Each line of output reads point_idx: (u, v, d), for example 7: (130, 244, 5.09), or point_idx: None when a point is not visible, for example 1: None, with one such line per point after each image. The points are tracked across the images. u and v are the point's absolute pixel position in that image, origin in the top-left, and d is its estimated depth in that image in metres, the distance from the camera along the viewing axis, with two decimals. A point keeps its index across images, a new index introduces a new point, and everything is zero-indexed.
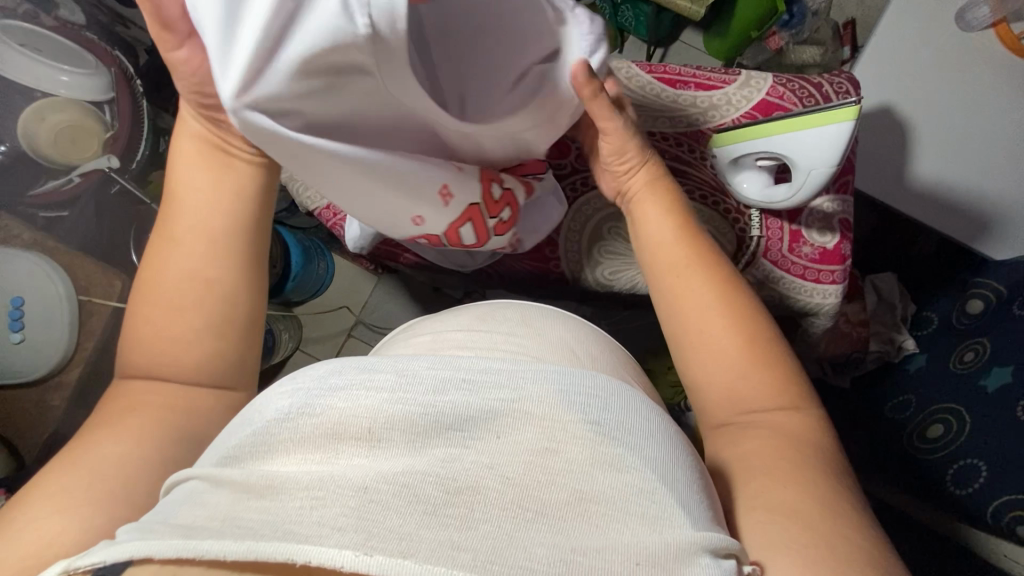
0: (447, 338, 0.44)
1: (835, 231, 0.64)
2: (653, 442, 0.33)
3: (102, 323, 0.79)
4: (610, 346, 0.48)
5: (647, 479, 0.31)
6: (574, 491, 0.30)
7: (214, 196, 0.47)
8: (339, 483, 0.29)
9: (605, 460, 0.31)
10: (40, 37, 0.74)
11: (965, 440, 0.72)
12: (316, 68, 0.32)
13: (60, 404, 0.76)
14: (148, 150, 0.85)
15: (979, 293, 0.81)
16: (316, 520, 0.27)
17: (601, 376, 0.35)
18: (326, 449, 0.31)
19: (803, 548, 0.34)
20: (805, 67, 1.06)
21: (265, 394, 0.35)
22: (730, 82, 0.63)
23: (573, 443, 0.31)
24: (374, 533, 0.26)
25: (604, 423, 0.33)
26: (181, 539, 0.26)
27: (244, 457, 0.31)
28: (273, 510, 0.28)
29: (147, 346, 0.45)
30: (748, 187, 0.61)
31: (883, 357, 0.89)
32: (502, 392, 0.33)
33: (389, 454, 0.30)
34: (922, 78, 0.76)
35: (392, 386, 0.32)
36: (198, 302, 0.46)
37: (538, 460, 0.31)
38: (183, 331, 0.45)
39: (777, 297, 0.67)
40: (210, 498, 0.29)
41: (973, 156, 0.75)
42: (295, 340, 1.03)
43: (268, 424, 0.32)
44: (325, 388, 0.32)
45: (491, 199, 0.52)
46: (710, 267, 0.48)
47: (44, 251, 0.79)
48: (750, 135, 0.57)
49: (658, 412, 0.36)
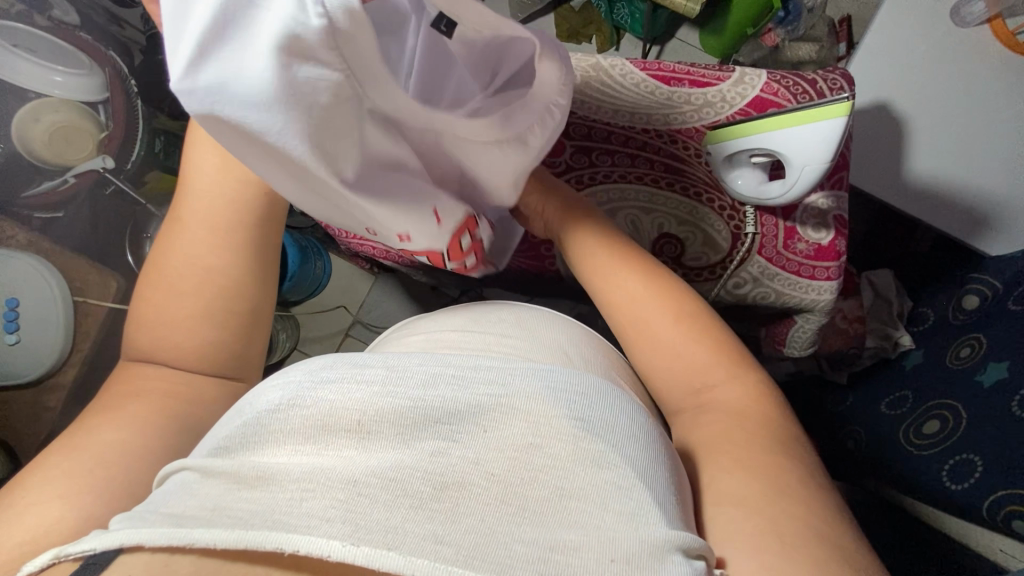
0: (439, 338, 0.44)
1: (831, 228, 0.63)
2: (639, 442, 0.33)
3: (98, 324, 0.79)
4: (600, 345, 0.49)
5: (630, 478, 0.31)
6: (557, 488, 0.30)
7: (223, 188, 0.46)
8: (327, 475, 0.29)
9: (588, 456, 0.31)
10: (34, 37, 0.74)
11: (961, 435, 0.72)
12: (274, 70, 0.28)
13: (56, 405, 0.76)
14: (143, 151, 0.83)
15: (977, 289, 0.81)
16: (304, 511, 0.27)
17: (590, 376, 0.35)
18: (313, 441, 0.31)
19: (775, 542, 0.34)
20: (801, 63, 1.06)
21: (256, 388, 0.35)
22: (724, 79, 0.61)
23: (559, 439, 0.31)
24: (360, 525, 0.26)
25: (592, 420, 0.33)
26: (171, 528, 0.27)
27: (235, 448, 0.31)
28: (261, 502, 0.28)
29: (147, 332, 0.45)
30: (742, 183, 0.61)
31: (879, 353, 0.89)
32: (491, 385, 0.33)
33: (377, 446, 0.30)
34: (916, 75, 0.76)
35: (383, 379, 0.32)
36: (199, 292, 0.46)
37: (522, 455, 0.31)
38: (183, 319, 0.45)
39: (773, 293, 0.69)
40: (202, 489, 0.30)
41: (967, 153, 0.75)
42: (292, 340, 1.03)
43: (258, 415, 0.32)
44: (317, 380, 0.32)
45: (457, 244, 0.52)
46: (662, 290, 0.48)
47: (40, 252, 0.80)
48: (743, 132, 0.57)
49: (646, 415, 0.36)
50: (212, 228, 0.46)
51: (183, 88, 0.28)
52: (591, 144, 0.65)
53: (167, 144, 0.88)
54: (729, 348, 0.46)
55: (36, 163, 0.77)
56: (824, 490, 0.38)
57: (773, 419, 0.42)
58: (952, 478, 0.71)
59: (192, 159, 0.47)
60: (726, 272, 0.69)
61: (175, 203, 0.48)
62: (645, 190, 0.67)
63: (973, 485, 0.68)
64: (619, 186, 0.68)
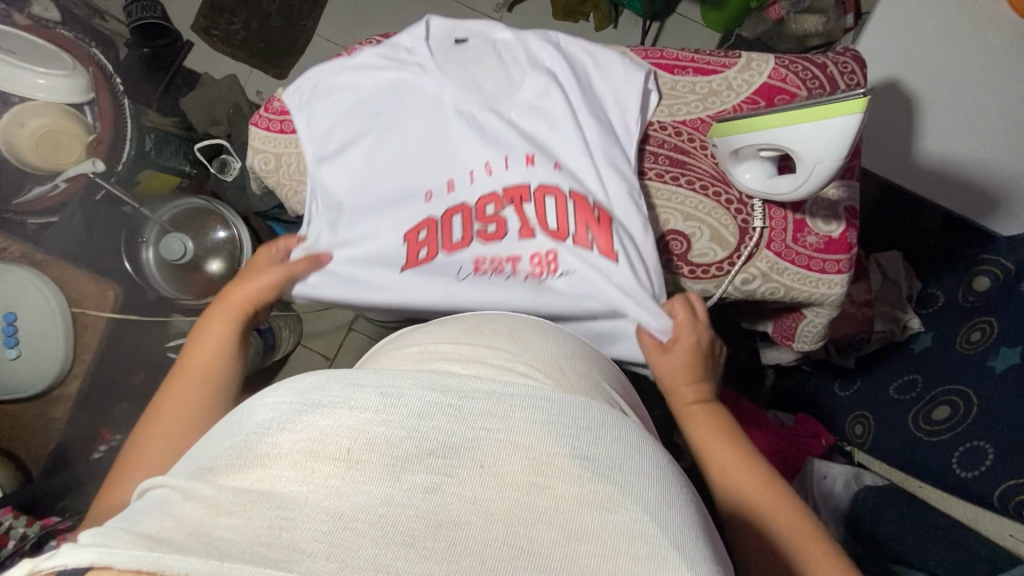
0: (433, 350, 0.43)
1: (841, 219, 0.62)
2: (648, 472, 0.31)
3: (97, 335, 0.76)
4: (596, 361, 0.48)
5: (641, 517, 0.28)
6: (563, 526, 0.27)
7: (227, 363, 0.55)
8: (312, 506, 0.26)
9: (594, 497, 0.28)
10: (19, 41, 0.74)
11: (973, 422, 0.73)
12: (399, 158, 0.63)
13: (62, 417, 0.74)
14: (133, 150, 0.83)
15: (986, 271, 0.81)
16: (288, 543, 0.25)
17: (595, 404, 0.33)
18: (302, 467, 0.28)
19: None
20: (806, 37, 1.01)
21: (247, 403, 0.33)
22: (729, 65, 0.65)
23: (562, 478, 0.29)
24: (348, 562, 0.24)
25: (593, 456, 0.30)
26: (145, 551, 0.25)
27: (219, 469, 0.29)
28: (243, 523, 0.26)
29: (135, 469, 0.47)
30: (751, 177, 0.58)
31: (888, 337, 0.87)
32: (488, 417, 0.30)
33: (365, 476, 0.28)
34: (924, 50, 0.73)
35: (376, 407, 0.30)
36: (193, 418, 0.50)
37: (522, 494, 0.28)
38: (163, 454, 0.47)
39: (781, 289, 0.64)
40: (182, 509, 0.27)
41: (979, 128, 0.73)
42: (295, 336, 1.06)
43: (249, 437, 0.30)
44: (310, 402, 0.31)
45: (482, 211, 0.60)
46: (786, 510, 0.47)
47: (35, 263, 0.76)
48: (756, 126, 0.53)
49: (649, 442, 0.34)
50: (213, 340, 0.55)
51: (366, 135, 0.64)
52: (762, 250, 0.63)
53: (158, 142, 0.89)
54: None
55: (27, 169, 0.77)
56: None
57: None
58: (962, 464, 0.73)
59: (213, 330, 0.56)
60: (733, 269, 0.64)
61: (185, 356, 0.54)
62: (754, 242, 0.63)
63: (984, 472, 0.70)
64: (752, 267, 0.63)
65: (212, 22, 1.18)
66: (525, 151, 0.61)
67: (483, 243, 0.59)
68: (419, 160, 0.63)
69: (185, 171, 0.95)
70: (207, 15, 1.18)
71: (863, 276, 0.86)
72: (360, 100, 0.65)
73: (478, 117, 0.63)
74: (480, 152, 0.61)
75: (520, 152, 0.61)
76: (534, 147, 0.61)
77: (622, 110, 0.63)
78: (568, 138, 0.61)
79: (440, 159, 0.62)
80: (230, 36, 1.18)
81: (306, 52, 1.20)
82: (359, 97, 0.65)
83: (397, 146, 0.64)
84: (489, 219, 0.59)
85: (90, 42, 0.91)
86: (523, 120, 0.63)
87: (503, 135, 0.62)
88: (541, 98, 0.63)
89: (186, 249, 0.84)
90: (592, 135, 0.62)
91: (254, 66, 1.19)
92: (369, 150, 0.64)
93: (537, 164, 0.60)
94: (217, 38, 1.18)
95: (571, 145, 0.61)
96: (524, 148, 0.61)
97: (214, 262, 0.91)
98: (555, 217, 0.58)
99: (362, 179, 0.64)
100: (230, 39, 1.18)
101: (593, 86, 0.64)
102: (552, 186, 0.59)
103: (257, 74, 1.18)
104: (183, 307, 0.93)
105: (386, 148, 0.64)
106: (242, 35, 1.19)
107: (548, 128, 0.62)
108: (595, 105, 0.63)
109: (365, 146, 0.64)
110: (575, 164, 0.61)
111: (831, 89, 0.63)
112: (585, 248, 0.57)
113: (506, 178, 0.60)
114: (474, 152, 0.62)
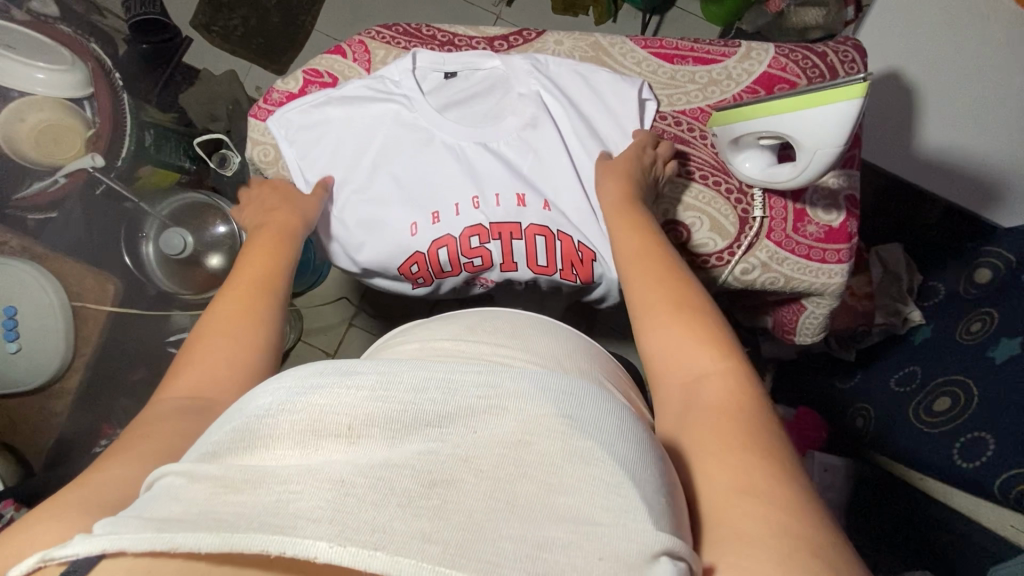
0: (431, 346, 0.43)
1: (842, 208, 0.62)
2: (628, 438, 0.31)
3: (98, 328, 0.75)
4: (588, 350, 0.48)
5: (616, 473, 0.28)
6: (545, 483, 0.27)
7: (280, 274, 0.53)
8: (316, 476, 0.26)
9: (574, 452, 0.28)
10: (18, 34, 0.74)
11: (973, 412, 0.73)
12: (385, 185, 0.63)
13: (64, 410, 0.74)
14: (133, 143, 0.84)
15: (988, 262, 0.81)
16: (294, 511, 0.25)
17: (578, 380, 0.32)
18: (305, 445, 0.28)
19: (744, 510, 0.32)
20: (806, 30, 1.01)
21: (247, 394, 0.32)
22: (729, 54, 0.65)
23: (547, 438, 0.28)
24: (347, 524, 0.24)
25: (579, 420, 0.30)
26: (153, 532, 0.24)
27: (223, 452, 0.29)
28: (250, 500, 0.26)
29: (198, 358, 0.45)
30: (751, 167, 0.58)
31: (889, 329, 0.87)
32: (482, 387, 0.30)
33: (368, 449, 0.28)
34: (924, 39, 0.73)
35: (373, 385, 0.29)
36: (252, 313, 0.49)
37: (512, 454, 0.28)
38: (228, 349, 0.46)
39: (781, 279, 0.64)
40: (188, 493, 0.27)
41: (978, 116, 0.73)
42: (297, 331, 1.05)
43: (249, 420, 0.29)
44: (305, 386, 0.30)
45: (466, 244, 0.62)
46: (688, 307, 0.45)
47: (34, 257, 0.76)
48: (756, 115, 0.53)
49: (632, 412, 0.34)
50: (270, 252, 0.54)
51: (351, 157, 0.64)
52: (763, 240, 0.63)
53: (157, 137, 0.90)
54: (771, 461, 0.35)
55: (27, 166, 0.77)
56: (753, 429, 0.37)
57: (733, 387, 0.40)
58: (964, 455, 0.71)
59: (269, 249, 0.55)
60: (732, 259, 0.63)
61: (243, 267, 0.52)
62: (754, 233, 0.63)
63: (985, 463, 0.69)
64: (749, 259, 0.63)
65: (211, 19, 1.18)
66: (515, 191, 0.62)
67: (479, 271, 0.65)
68: (407, 190, 0.63)
69: (185, 167, 0.95)
70: (207, 11, 1.18)
71: (862, 269, 0.86)
72: (343, 131, 0.64)
73: (466, 150, 0.63)
74: (465, 187, 0.62)
75: (509, 192, 0.62)
76: (524, 186, 0.62)
77: (617, 134, 0.63)
78: (559, 171, 0.62)
79: (425, 191, 0.62)
80: (229, 32, 1.19)
81: (306, 47, 1.20)
82: (343, 118, 0.64)
83: (380, 172, 0.63)
84: (480, 254, 0.63)
85: (88, 36, 0.91)
86: (510, 151, 0.63)
87: (493, 170, 0.62)
88: (532, 126, 0.63)
89: (187, 244, 0.84)
90: (587, 163, 0.63)
91: (254, 62, 1.18)
92: (355, 175, 0.64)
93: (525, 204, 0.61)
94: (216, 34, 1.18)
95: (564, 176, 0.62)
96: (514, 185, 0.62)
97: (214, 257, 0.90)
98: (546, 254, 0.62)
99: (347, 210, 0.64)
100: (229, 35, 1.18)
101: (587, 106, 0.64)
102: (541, 226, 0.61)
103: (257, 69, 1.18)
104: (184, 302, 0.93)
105: (374, 176, 0.63)
106: (241, 31, 1.19)
107: (536, 161, 0.63)
108: (591, 131, 0.63)
109: (351, 171, 0.64)
110: (565, 198, 0.62)
111: (832, 77, 0.63)
112: (569, 281, 0.64)
113: (491, 216, 0.62)
114: (461, 186, 0.62)
